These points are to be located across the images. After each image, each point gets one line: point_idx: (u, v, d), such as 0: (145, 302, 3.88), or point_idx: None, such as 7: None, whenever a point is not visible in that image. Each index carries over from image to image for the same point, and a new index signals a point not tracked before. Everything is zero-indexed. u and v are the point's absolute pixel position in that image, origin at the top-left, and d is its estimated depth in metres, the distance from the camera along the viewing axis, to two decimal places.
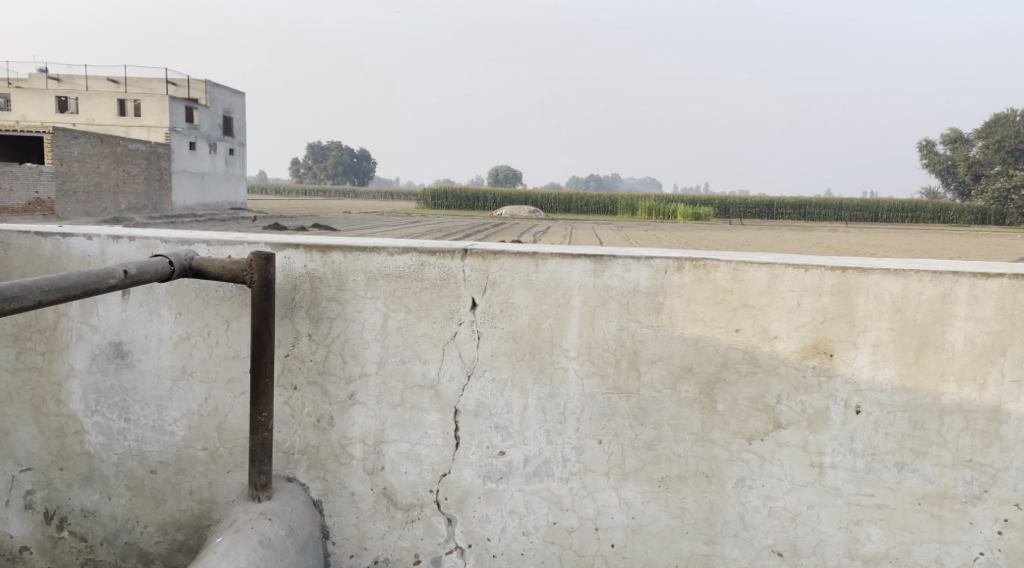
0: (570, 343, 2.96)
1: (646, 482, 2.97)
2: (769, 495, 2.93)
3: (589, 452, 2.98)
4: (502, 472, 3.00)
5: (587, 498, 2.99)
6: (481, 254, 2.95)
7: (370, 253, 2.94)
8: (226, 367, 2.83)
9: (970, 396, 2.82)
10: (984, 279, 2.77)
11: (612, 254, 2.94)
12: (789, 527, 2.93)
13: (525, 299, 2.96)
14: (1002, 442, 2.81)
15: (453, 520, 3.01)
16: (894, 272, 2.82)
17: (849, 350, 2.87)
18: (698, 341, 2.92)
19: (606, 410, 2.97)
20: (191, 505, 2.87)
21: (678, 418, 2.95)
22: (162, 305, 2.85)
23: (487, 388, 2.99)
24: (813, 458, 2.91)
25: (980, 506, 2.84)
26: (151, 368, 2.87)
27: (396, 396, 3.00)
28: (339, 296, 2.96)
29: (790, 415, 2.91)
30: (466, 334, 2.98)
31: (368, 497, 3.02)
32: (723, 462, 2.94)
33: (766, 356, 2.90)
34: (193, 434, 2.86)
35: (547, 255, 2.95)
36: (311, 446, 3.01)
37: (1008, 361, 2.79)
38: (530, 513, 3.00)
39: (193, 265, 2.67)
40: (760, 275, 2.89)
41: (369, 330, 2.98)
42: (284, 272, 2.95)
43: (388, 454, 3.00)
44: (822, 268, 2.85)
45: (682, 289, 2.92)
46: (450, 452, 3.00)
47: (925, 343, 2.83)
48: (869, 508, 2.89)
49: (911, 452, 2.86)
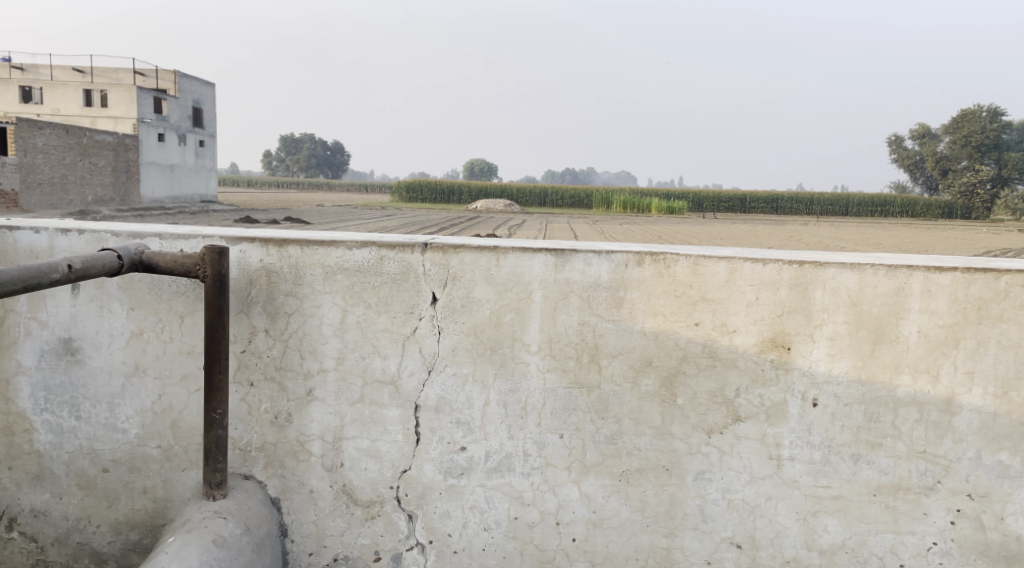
0: (530, 337, 2.94)
1: (606, 476, 2.96)
2: (728, 487, 2.93)
3: (550, 447, 2.97)
4: (463, 468, 2.98)
5: (547, 493, 2.97)
6: (442, 249, 2.92)
7: (328, 247, 2.91)
8: (180, 363, 2.79)
9: (924, 389, 2.84)
10: (937, 273, 2.80)
11: (572, 248, 2.92)
12: (748, 519, 2.93)
13: (486, 293, 2.93)
14: (954, 434, 2.84)
15: (413, 516, 2.98)
16: (850, 266, 2.83)
17: (807, 343, 2.88)
18: (658, 335, 2.92)
19: (567, 404, 2.96)
20: (145, 504, 2.83)
21: (638, 412, 2.94)
22: (114, 300, 2.80)
23: (448, 383, 2.96)
24: (771, 451, 2.91)
25: (933, 497, 2.86)
26: (102, 365, 2.82)
27: (355, 392, 2.96)
28: (296, 291, 2.92)
29: (748, 409, 2.91)
30: (426, 329, 2.95)
31: (327, 495, 2.98)
32: (683, 456, 2.94)
33: (724, 350, 2.91)
34: (147, 432, 2.82)
35: (507, 249, 2.93)
36: (268, 443, 2.97)
37: (960, 353, 2.82)
38: (490, 508, 2.98)
39: (144, 260, 2.63)
40: (719, 270, 2.89)
41: (328, 326, 2.94)
42: (239, 267, 2.91)
43: (347, 451, 2.97)
44: (779, 262, 2.86)
45: (642, 283, 2.91)
46: (410, 448, 2.97)
47: (880, 336, 2.85)
48: (826, 500, 2.91)
49: (867, 444, 2.88)
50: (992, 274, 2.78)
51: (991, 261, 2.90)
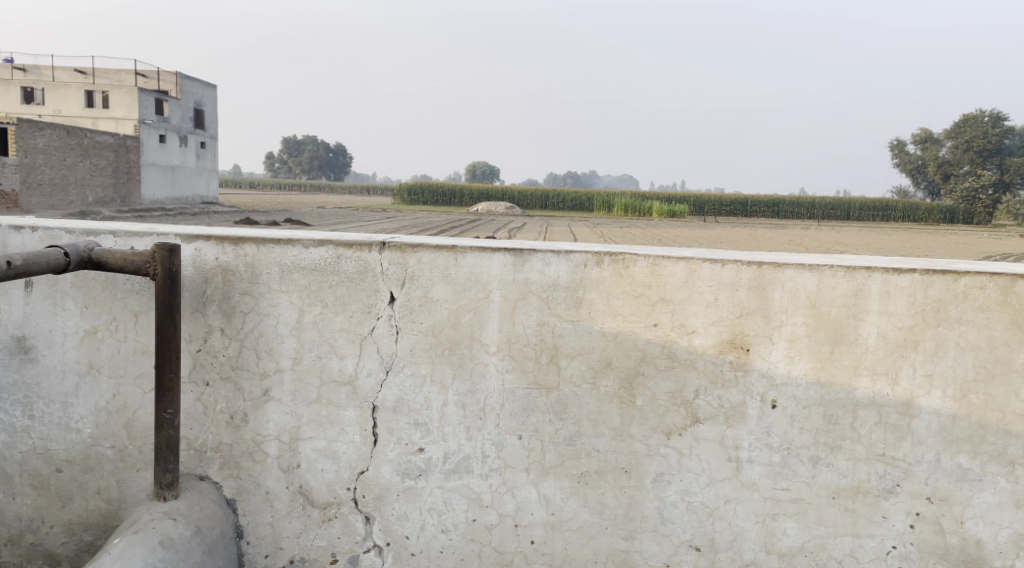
0: (489, 337, 2.93)
1: (565, 478, 2.94)
2: (687, 490, 2.91)
3: (509, 448, 2.95)
4: (420, 469, 2.96)
5: (506, 494, 2.96)
6: (399, 248, 2.91)
7: (284, 246, 2.90)
8: (134, 363, 2.84)
9: (883, 391, 2.83)
10: (896, 275, 2.79)
11: (531, 248, 2.91)
12: (707, 522, 2.91)
13: (444, 293, 2.92)
14: (913, 436, 2.83)
15: (371, 518, 2.96)
16: (808, 267, 2.82)
17: (765, 345, 2.86)
18: (617, 336, 2.90)
19: (525, 406, 2.94)
20: (99, 505, 2.89)
21: (597, 413, 2.93)
22: (67, 299, 2.86)
23: (406, 383, 2.95)
24: (730, 453, 2.90)
25: (893, 500, 2.84)
26: (56, 364, 2.88)
27: (312, 392, 2.95)
28: (253, 290, 2.91)
29: (707, 410, 2.90)
30: (384, 329, 2.93)
31: (284, 496, 2.97)
32: (642, 457, 2.92)
33: (683, 351, 2.89)
34: (100, 432, 2.88)
35: (465, 249, 2.91)
36: (224, 443, 2.96)
37: (919, 356, 2.81)
38: (448, 510, 2.96)
39: (93, 257, 2.68)
40: (677, 270, 2.87)
41: (284, 325, 2.93)
42: (195, 266, 2.90)
43: (304, 452, 2.96)
44: (738, 263, 2.85)
45: (601, 283, 2.89)
46: (367, 449, 2.96)
47: (838, 338, 2.83)
48: (784, 503, 2.89)
49: (826, 447, 2.86)
50: (951, 276, 2.77)
51: (951, 262, 2.89)
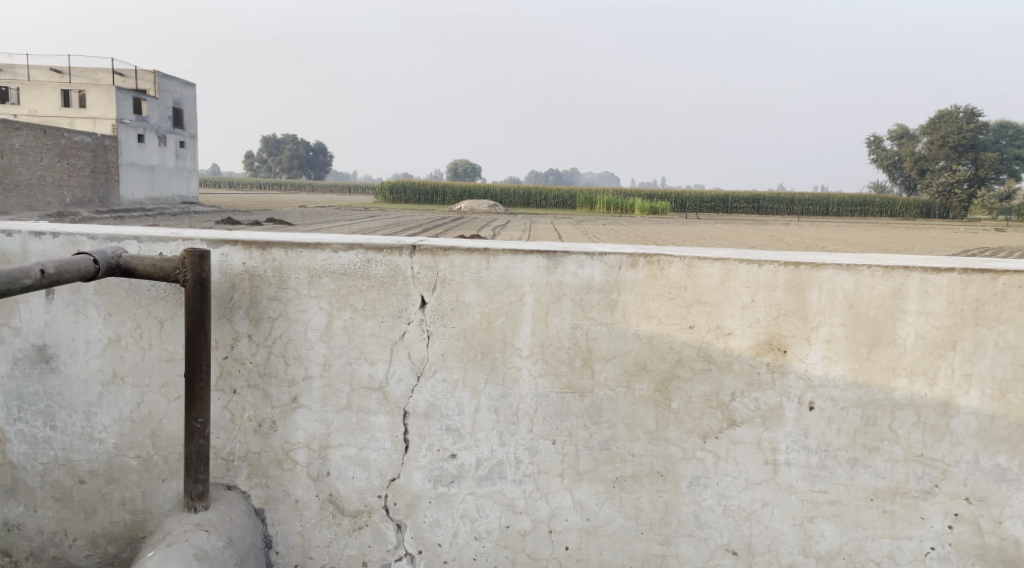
0: (522, 341, 2.88)
1: (600, 483, 2.90)
2: (723, 493, 2.88)
3: (543, 453, 2.90)
4: (453, 476, 2.91)
5: (540, 500, 2.91)
6: (431, 251, 2.85)
7: (312, 250, 2.83)
8: (159, 371, 2.78)
9: (921, 391, 2.80)
10: (934, 274, 2.76)
11: (564, 250, 2.86)
12: (743, 526, 2.88)
13: (476, 297, 2.87)
14: (952, 437, 2.79)
15: (402, 525, 2.91)
16: (846, 266, 2.78)
17: (803, 346, 2.83)
18: (653, 338, 2.86)
19: (559, 410, 2.89)
20: (123, 517, 2.82)
21: (633, 416, 2.88)
22: (90, 306, 2.79)
23: (438, 388, 2.89)
24: (767, 455, 2.86)
25: (931, 501, 2.81)
26: (78, 373, 2.81)
27: (342, 399, 2.89)
28: (280, 296, 2.85)
29: (743, 413, 2.86)
30: (415, 334, 2.88)
31: (313, 505, 2.90)
32: (678, 461, 2.88)
33: (719, 353, 2.85)
34: (125, 442, 2.81)
35: (498, 251, 2.86)
36: (251, 452, 2.89)
37: (958, 356, 2.77)
38: (481, 517, 2.91)
39: (121, 264, 2.61)
40: (714, 271, 2.83)
41: (313, 331, 2.87)
42: (221, 270, 2.83)
43: (334, 459, 2.90)
44: (774, 263, 2.81)
45: (636, 285, 2.85)
46: (398, 456, 2.90)
47: (876, 338, 2.80)
48: (822, 505, 2.85)
49: (864, 448, 2.83)
50: (990, 275, 2.73)
51: (988, 261, 2.86)
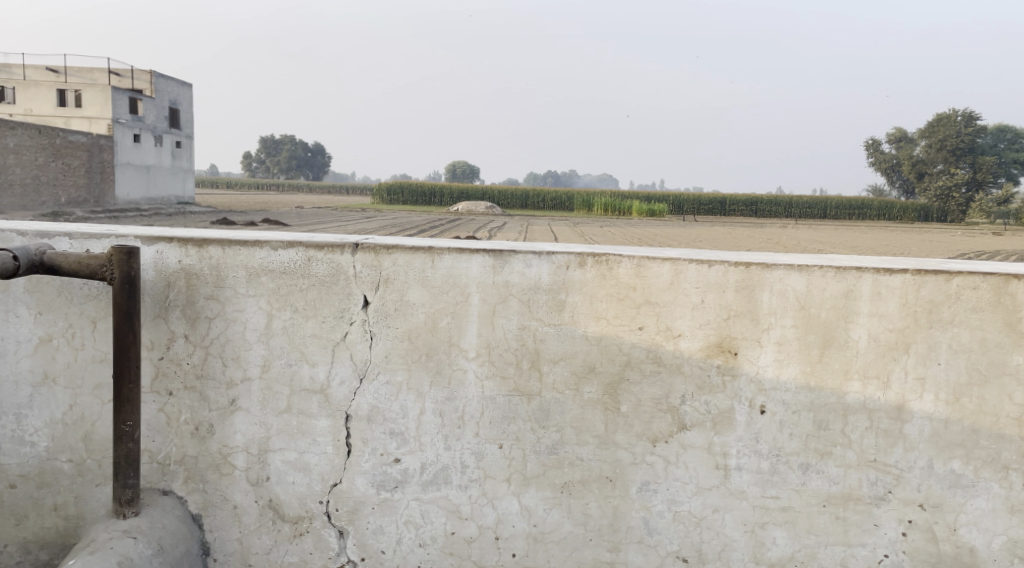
0: (467, 343, 2.80)
1: (547, 488, 2.82)
2: (673, 499, 2.80)
3: (489, 458, 2.83)
4: (397, 481, 2.83)
5: (486, 506, 2.83)
6: (373, 249, 2.78)
7: (251, 248, 2.76)
8: (91, 372, 2.71)
9: (874, 395, 2.72)
10: (887, 275, 2.68)
11: (511, 249, 2.79)
12: (694, 532, 2.80)
13: (420, 297, 2.79)
14: (905, 442, 2.72)
15: (344, 532, 2.83)
16: (798, 267, 2.71)
17: (754, 348, 2.75)
18: (601, 340, 2.79)
19: (505, 413, 2.82)
20: (55, 522, 2.75)
21: (580, 420, 2.81)
22: (20, 305, 2.71)
23: (381, 391, 2.82)
24: (718, 460, 2.78)
25: (885, 508, 2.73)
26: (8, 374, 2.74)
27: (282, 401, 2.81)
28: (218, 295, 2.77)
29: (694, 416, 2.78)
30: (357, 335, 2.80)
31: (252, 511, 2.83)
32: (627, 466, 2.81)
33: (669, 355, 2.78)
34: (56, 446, 2.74)
35: (443, 250, 2.78)
36: (188, 456, 2.82)
37: (912, 359, 2.70)
38: (426, 523, 2.83)
39: (45, 261, 2.55)
40: (663, 271, 2.76)
41: (252, 331, 2.79)
42: (156, 269, 2.75)
43: (273, 464, 2.82)
44: (724, 263, 2.73)
45: (584, 286, 2.78)
46: (340, 461, 2.83)
47: (829, 340, 2.72)
48: (774, 512, 2.77)
49: (817, 453, 2.75)
50: (943, 276, 2.67)
51: (944, 262, 2.79)
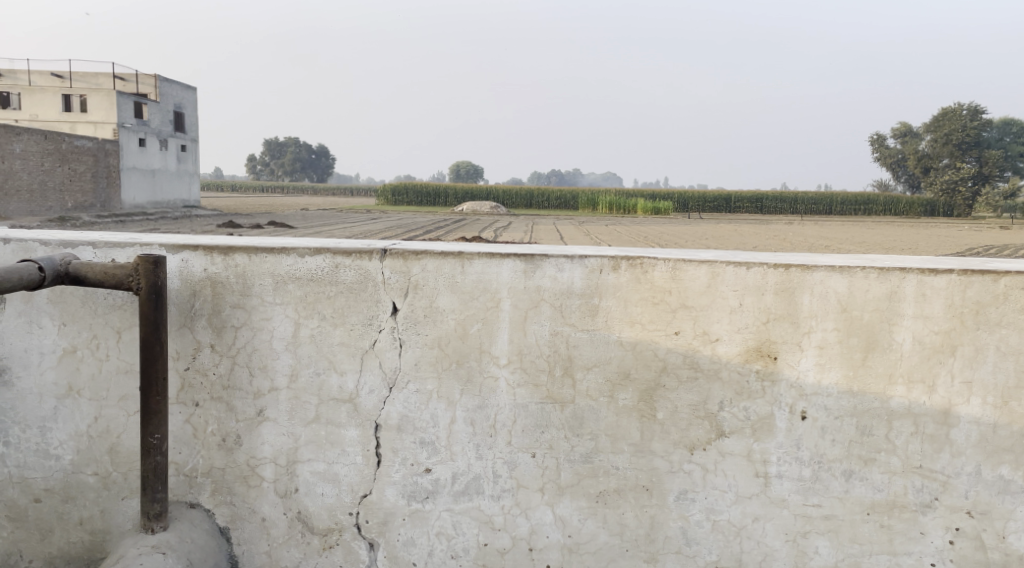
0: (499, 349, 2.74)
1: (582, 497, 2.75)
2: (712, 508, 2.73)
3: (522, 467, 2.76)
4: (428, 491, 2.77)
5: (520, 517, 2.76)
6: (402, 255, 2.71)
7: (277, 255, 2.70)
8: (117, 384, 2.65)
9: (919, 400, 2.65)
10: (932, 275, 2.61)
11: (543, 253, 2.72)
12: (733, 542, 2.73)
13: (451, 303, 2.73)
14: (952, 447, 2.65)
15: (375, 544, 2.77)
16: (839, 268, 2.64)
17: (794, 352, 2.68)
18: (636, 346, 2.72)
19: (539, 422, 2.75)
20: (81, 537, 2.69)
21: (616, 428, 2.74)
22: (43, 316, 2.66)
23: (411, 400, 2.75)
24: (758, 468, 2.71)
25: (931, 515, 2.66)
26: (32, 387, 2.68)
27: (310, 411, 2.75)
28: (244, 303, 2.71)
29: (733, 423, 2.71)
30: (386, 343, 2.74)
31: (281, 523, 2.76)
32: (664, 474, 2.74)
33: (707, 360, 2.71)
34: (81, 459, 2.68)
35: (473, 255, 2.72)
36: (215, 468, 2.76)
37: (958, 362, 2.63)
38: (458, 534, 2.77)
39: (70, 271, 2.50)
40: (700, 274, 2.69)
41: (279, 340, 2.73)
42: (181, 278, 2.69)
43: (302, 475, 2.76)
44: (763, 265, 2.67)
45: (619, 290, 2.71)
46: (370, 471, 2.76)
47: (871, 344, 2.65)
48: (816, 520, 2.71)
49: (860, 460, 2.68)
50: (990, 276, 2.59)
51: (988, 261, 2.72)
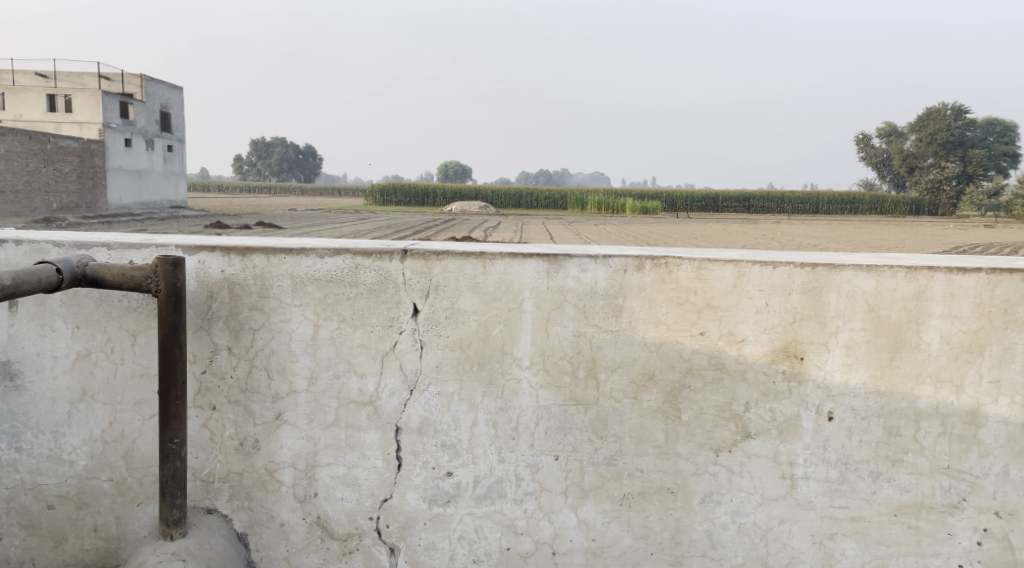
0: (522, 351, 2.69)
1: (606, 501, 2.71)
2: (737, 510, 2.69)
3: (545, 470, 2.72)
4: (449, 495, 2.72)
5: (543, 520, 2.72)
6: (423, 255, 2.66)
7: (296, 255, 2.64)
8: (132, 388, 2.60)
9: (947, 399, 2.63)
10: (960, 274, 2.58)
11: (566, 253, 2.68)
12: (759, 545, 2.69)
13: (473, 304, 2.68)
14: (980, 447, 2.62)
15: (396, 549, 2.72)
16: (867, 267, 2.61)
17: (821, 352, 2.65)
18: (661, 346, 2.68)
19: (562, 424, 2.71)
20: (95, 544, 2.63)
21: (640, 430, 2.70)
22: (57, 318, 2.60)
23: (432, 402, 2.71)
24: (784, 469, 2.68)
25: (959, 516, 2.64)
26: (45, 391, 2.62)
27: (329, 415, 2.70)
28: (262, 305, 2.66)
29: (759, 424, 2.68)
30: (407, 344, 2.69)
31: (300, 529, 2.71)
32: (689, 476, 2.70)
33: (732, 361, 2.67)
34: (96, 464, 2.62)
35: (495, 255, 2.67)
36: (233, 473, 2.70)
37: (986, 361, 2.61)
38: (480, 539, 2.72)
39: (87, 273, 2.44)
40: (725, 274, 2.65)
41: (298, 342, 2.68)
42: (198, 279, 2.64)
43: (321, 480, 2.71)
44: (790, 265, 2.63)
45: (643, 290, 2.67)
46: (391, 475, 2.71)
47: (899, 344, 2.63)
48: (843, 522, 2.67)
49: (887, 461, 2.65)
50: (1019, 275, 2.57)
51: (1014, 260, 2.69)
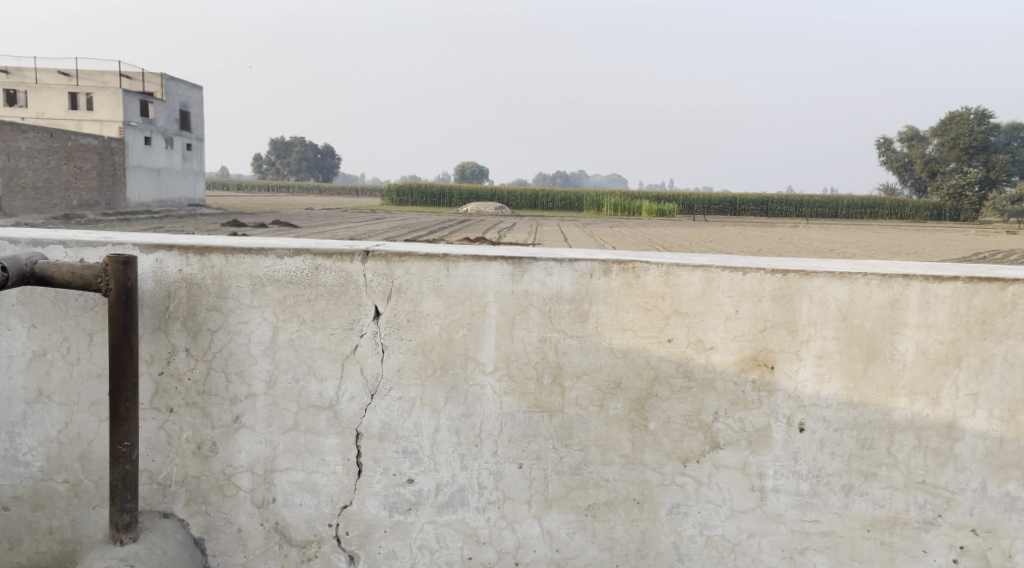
0: (485, 356, 2.63)
1: (571, 511, 2.65)
2: (705, 522, 2.62)
3: (508, 478, 2.65)
4: (410, 503, 2.66)
5: (506, 530, 2.66)
6: (385, 257, 2.61)
7: (255, 256, 2.60)
8: (88, 388, 2.56)
9: (922, 412, 2.54)
10: (936, 283, 2.50)
11: (531, 256, 2.62)
12: (727, 559, 2.62)
13: (435, 307, 2.62)
14: (956, 462, 2.54)
15: (355, 558, 2.66)
16: (839, 275, 2.53)
17: (792, 361, 2.58)
18: (628, 353, 2.61)
19: (526, 431, 2.65)
20: (50, 546, 2.60)
21: (606, 439, 2.63)
22: (13, 317, 2.56)
23: (394, 407, 2.65)
24: (753, 481, 2.61)
25: (934, 533, 2.55)
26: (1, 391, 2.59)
27: (288, 419, 2.65)
28: (220, 306, 2.61)
29: (728, 434, 2.61)
30: (368, 348, 2.64)
31: (258, 534, 2.66)
32: (656, 487, 2.63)
33: (701, 369, 2.60)
34: (51, 466, 2.59)
35: (459, 257, 2.61)
36: (190, 476, 2.66)
37: (962, 373, 2.52)
38: (442, 548, 2.66)
39: (36, 272, 2.41)
40: (694, 279, 2.58)
41: (257, 344, 2.63)
42: (156, 279, 2.60)
43: (280, 485, 2.66)
44: (760, 271, 2.56)
45: (609, 295, 2.60)
46: (351, 481, 2.66)
47: (873, 354, 2.55)
48: (814, 536, 2.60)
49: (860, 474, 2.57)
50: (997, 284, 2.48)
51: (996, 269, 2.61)
